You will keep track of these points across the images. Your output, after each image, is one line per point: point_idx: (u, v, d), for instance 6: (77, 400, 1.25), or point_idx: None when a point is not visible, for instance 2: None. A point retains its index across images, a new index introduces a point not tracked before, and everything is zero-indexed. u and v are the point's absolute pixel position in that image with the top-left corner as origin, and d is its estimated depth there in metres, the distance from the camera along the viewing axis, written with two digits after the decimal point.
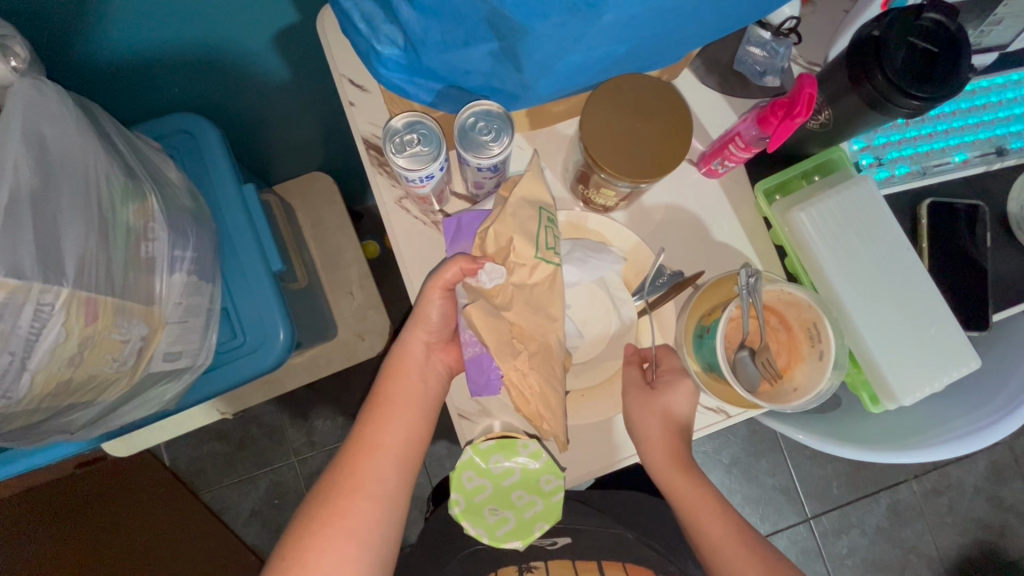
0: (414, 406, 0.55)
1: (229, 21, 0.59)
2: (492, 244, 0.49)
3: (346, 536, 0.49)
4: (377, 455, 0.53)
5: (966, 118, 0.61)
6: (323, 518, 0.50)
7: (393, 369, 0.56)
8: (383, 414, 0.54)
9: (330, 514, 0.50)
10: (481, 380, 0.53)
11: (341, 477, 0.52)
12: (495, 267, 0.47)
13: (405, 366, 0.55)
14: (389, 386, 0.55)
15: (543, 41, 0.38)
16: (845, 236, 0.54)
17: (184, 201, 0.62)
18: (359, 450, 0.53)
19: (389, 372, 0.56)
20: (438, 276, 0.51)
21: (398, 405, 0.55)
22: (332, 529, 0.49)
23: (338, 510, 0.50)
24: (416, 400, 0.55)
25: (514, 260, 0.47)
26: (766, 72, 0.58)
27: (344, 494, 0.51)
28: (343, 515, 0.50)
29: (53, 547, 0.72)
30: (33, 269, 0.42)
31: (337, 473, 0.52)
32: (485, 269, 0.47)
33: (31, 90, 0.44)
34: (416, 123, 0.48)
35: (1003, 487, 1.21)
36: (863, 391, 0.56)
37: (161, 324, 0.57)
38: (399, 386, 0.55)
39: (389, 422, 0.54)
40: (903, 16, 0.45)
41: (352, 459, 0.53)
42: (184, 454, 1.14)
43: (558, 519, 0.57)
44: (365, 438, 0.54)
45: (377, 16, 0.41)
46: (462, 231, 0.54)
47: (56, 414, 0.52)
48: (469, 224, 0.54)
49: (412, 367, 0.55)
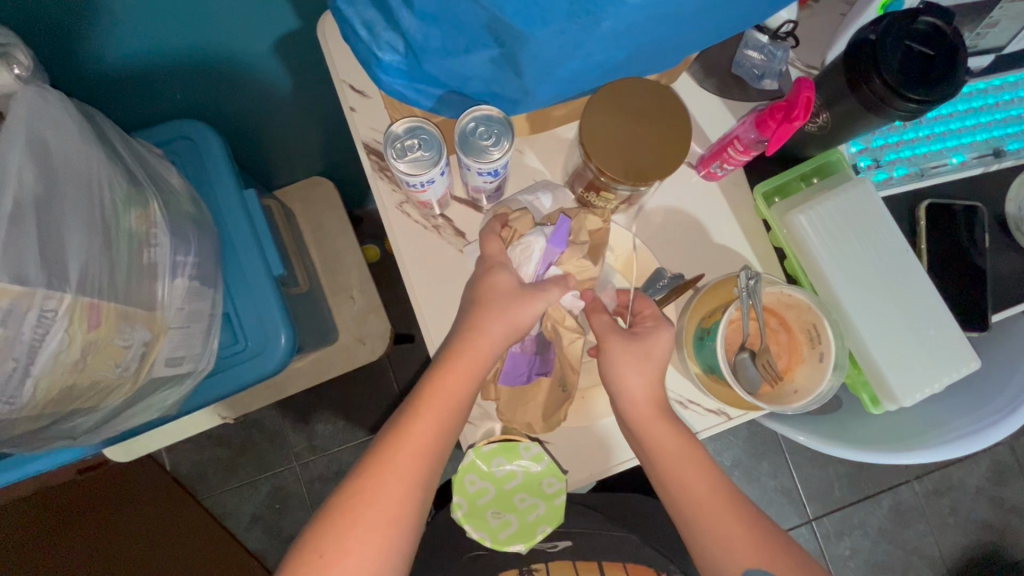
0: (462, 411, 0.51)
1: (230, 27, 0.60)
2: (585, 276, 0.55)
3: (385, 537, 0.48)
4: (423, 458, 0.50)
5: (963, 120, 0.61)
6: (363, 517, 0.47)
7: (451, 363, 0.50)
8: (424, 415, 0.50)
9: (371, 511, 0.48)
10: (517, 373, 0.55)
11: (380, 473, 0.49)
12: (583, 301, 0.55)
13: (468, 360, 0.50)
14: (444, 380, 0.50)
15: (542, 47, 0.38)
16: (843, 239, 0.55)
17: (186, 207, 0.62)
18: (399, 445, 0.49)
19: (445, 362, 0.50)
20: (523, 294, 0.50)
21: (451, 405, 0.50)
22: (376, 530, 0.47)
23: (381, 511, 0.48)
24: (463, 400, 0.50)
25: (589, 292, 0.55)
26: (764, 76, 0.59)
27: (375, 497, 0.48)
28: (376, 518, 0.47)
29: (55, 553, 0.72)
30: (37, 274, 0.43)
31: (378, 469, 0.49)
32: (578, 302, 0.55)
33: (34, 98, 0.44)
34: (417, 128, 0.48)
35: (1005, 487, 1.21)
36: (863, 392, 0.57)
37: (164, 330, 0.57)
38: (456, 382, 0.50)
39: (434, 420, 0.50)
40: (900, 20, 0.45)
41: (392, 456, 0.49)
42: (185, 459, 1.14)
43: (560, 522, 0.57)
44: (407, 433, 0.50)
45: (378, 23, 0.41)
46: (556, 237, 0.51)
47: (59, 420, 0.52)
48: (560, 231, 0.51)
49: (473, 363, 0.50)
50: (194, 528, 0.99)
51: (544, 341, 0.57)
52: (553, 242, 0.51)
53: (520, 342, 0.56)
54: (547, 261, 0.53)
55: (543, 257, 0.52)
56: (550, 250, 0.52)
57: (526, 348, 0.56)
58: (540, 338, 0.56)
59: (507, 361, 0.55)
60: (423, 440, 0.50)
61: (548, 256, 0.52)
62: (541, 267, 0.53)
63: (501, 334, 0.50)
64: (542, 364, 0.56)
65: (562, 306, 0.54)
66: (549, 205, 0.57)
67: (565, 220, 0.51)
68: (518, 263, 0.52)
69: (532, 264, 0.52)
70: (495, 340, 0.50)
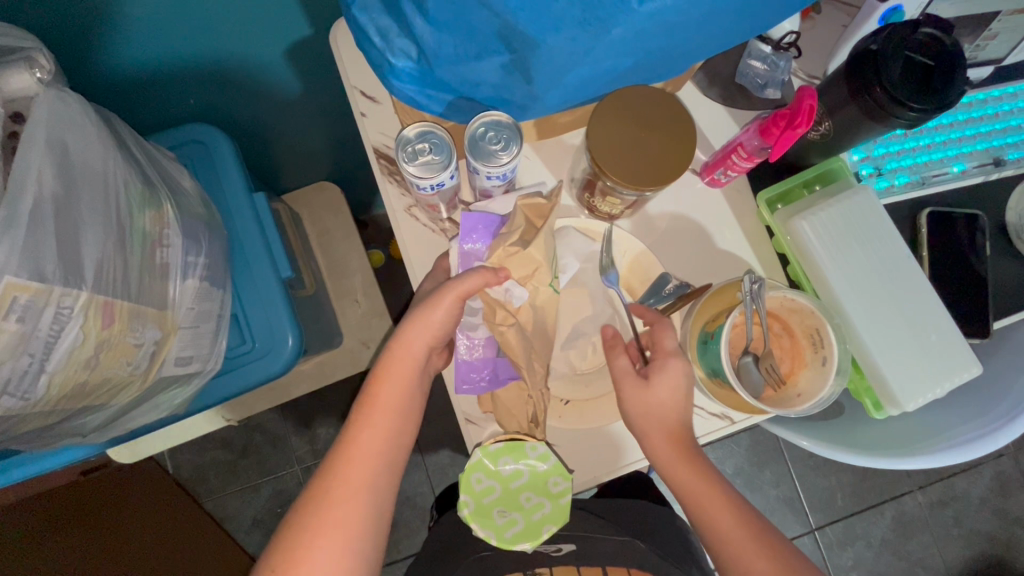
0: (409, 409, 0.52)
1: (244, 33, 0.61)
2: (519, 264, 0.51)
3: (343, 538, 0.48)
4: (371, 460, 0.50)
5: (964, 130, 0.62)
6: (317, 521, 0.48)
7: (383, 373, 0.52)
8: (369, 419, 0.51)
9: (330, 513, 0.48)
10: (473, 380, 0.56)
11: (333, 478, 0.49)
12: (521, 288, 0.52)
13: (401, 362, 0.51)
14: (378, 391, 0.52)
15: (553, 54, 0.39)
16: (847, 246, 0.55)
17: (197, 209, 0.63)
18: (350, 454, 0.50)
19: (381, 368, 0.52)
20: (459, 284, 0.49)
21: (385, 410, 0.51)
22: (328, 533, 0.47)
23: (334, 511, 0.48)
24: (404, 404, 0.52)
25: (534, 281, 0.52)
26: (767, 85, 0.60)
27: (333, 499, 0.48)
28: (333, 520, 0.48)
29: (57, 552, 0.72)
30: (55, 272, 0.43)
31: (332, 476, 0.49)
32: (511, 290, 0.52)
33: (54, 100, 0.45)
34: (428, 132, 0.49)
35: (1008, 499, 1.21)
36: (866, 397, 0.57)
37: (174, 329, 0.58)
38: (404, 379, 0.51)
39: (376, 423, 0.51)
40: (899, 31, 0.46)
41: (338, 461, 0.50)
42: (186, 462, 1.15)
43: (566, 520, 0.57)
44: (351, 441, 0.51)
45: (391, 30, 0.42)
46: (471, 230, 0.54)
47: (70, 417, 0.52)
48: (473, 223, 0.54)
49: (405, 369, 0.52)
50: (195, 532, 1.00)
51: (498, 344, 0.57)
52: (469, 239, 0.54)
53: (466, 349, 0.56)
54: (474, 256, 0.54)
55: (464, 254, 0.54)
56: (471, 246, 0.54)
57: (478, 353, 0.57)
58: (492, 341, 0.57)
59: (459, 368, 0.56)
60: (370, 441, 0.51)
61: (472, 252, 0.54)
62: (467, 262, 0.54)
63: (428, 333, 0.51)
64: (505, 368, 0.56)
65: (495, 297, 0.52)
66: (500, 209, 0.56)
67: (468, 215, 0.53)
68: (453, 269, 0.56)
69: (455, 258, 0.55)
70: (421, 335, 0.51)
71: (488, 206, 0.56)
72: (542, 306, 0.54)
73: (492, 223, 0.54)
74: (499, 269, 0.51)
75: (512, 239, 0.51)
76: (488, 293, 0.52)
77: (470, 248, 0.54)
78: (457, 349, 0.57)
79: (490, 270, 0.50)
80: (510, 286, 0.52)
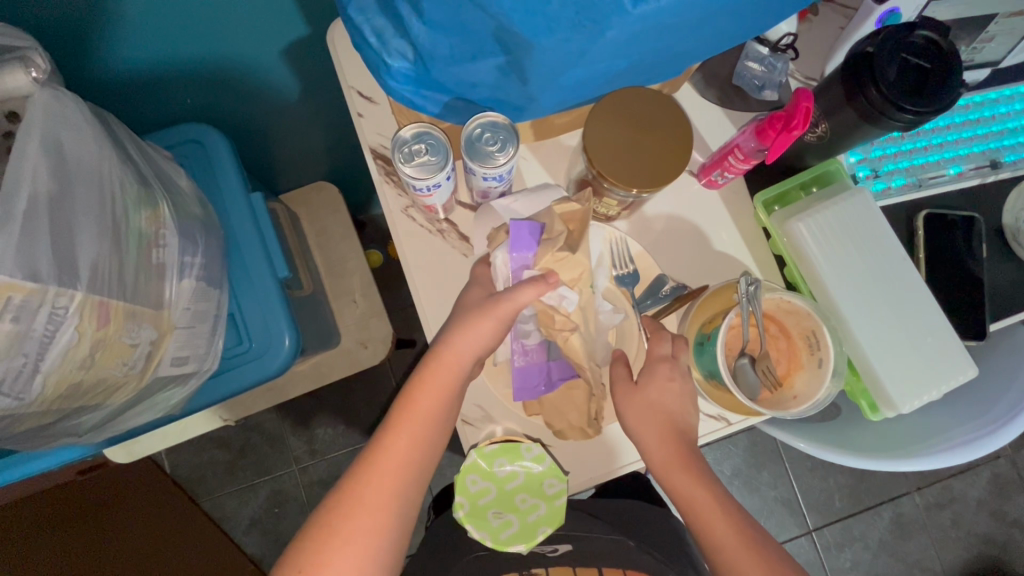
0: (444, 420, 0.52)
1: (242, 33, 0.61)
2: (568, 268, 0.51)
3: (372, 544, 0.48)
4: (399, 470, 0.50)
5: (960, 132, 0.62)
6: (342, 528, 0.47)
7: (423, 380, 0.51)
8: (404, 427, 0.51)
9: (356, 521, 0.48)
10: (531, 386, 0.55)
11: (359, 485, 0.49)
12: (573, 293, 0.52)
13: (441, 373, 0.51)
14: (418, 398, 0.51)
15: (548, 55, 0.39)
16: (842, 247, 0.55)
17: (193, 209, 0.63)
18: (377, 461, 0.50)
19: (420, 376, 0.51)
20: (513, 299, 0.50)
21: (422, 419, 0.51)
22: (353, 542, 0.47)
23: (361, 521, 0.48)
24: (442, 413, 0.51)
25: (582, 284, 0.52)
26: (764, 86, 0.60)
27: (359, 506, 0.48)
28: (360, 530, 0.47)
29: (54, 552, 0.72)
30: (49, 272, 0.43)
31: (355, 482, 0.49)
32: (563, 295, 0.52)
33: (50, 100, 0.45)
34: (425, 133, 0.49)
35: (1006, 500, 1.21)
36: (861, 399, 0.57)
37: (169, 329, 0.58)
38: (433, 390, 0.51)
39: (408, 433, 0.50)
40: (896, 34, 0.46)
41: (368, 468, 0.49)
42: (184, 462, 1.15)
43: (561, 522, 0.58)
44: (382, 448, 0.50)
45: (387, 30, 0.42)
46: (519, 239, 0.50)
47: (65, 417, 0.52)
48: (520, 230, 0.50)
49: (445, 379, 0.51)
50: (192, 532, 0.99)
51: (550, 347, 0.56)
52: (518, 248, 0.50)
53: (522, 356, 0.56)
54: (521, 265, 0.51)
55: (513, 263, 0.51)
56: (519, 255, 0.51)
57: (533, 358, 0.56)
58: (545, 345, 0.56)
59: (516, 376, 0.55)
60: (401, 450, 0.50)
61: (520, 261, 0.51)
62: (515, 271, 0.51)
63: (476, 346, 0.51)
64: (561, 369, 0.56)
65: (549, 305, 0.52)
66: (524, 211, 0.56)
67: (519, 223, 0.50)
68: (498, 278, 0.53)
69: (502, 270, 0.52)
70: (469, 347, 0.51)
71: (511, 205, 0.56)
72: (588, 307, 0.53)
73: (538, 229, 0.51)
74: (549, 275, 0.50)
75: (558, 245, 0.51)
76: (541, 301, 0.52)
77: (520, 257, 0.51)
78: (512, 358, 0.56)
79: (541, 279, 0.50)
80: (562, 291, 0.52)
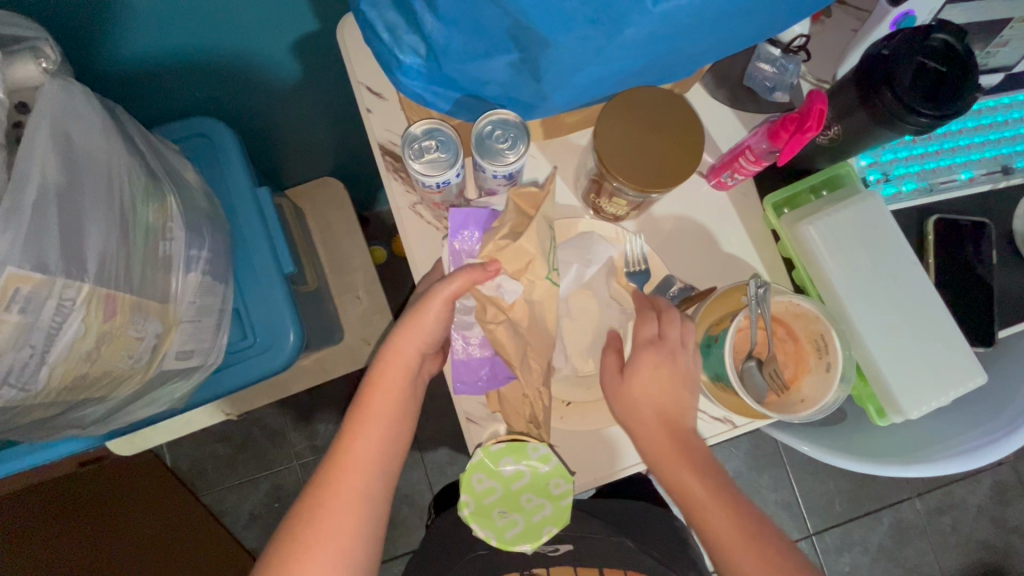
0: (403, 416, 0.53)
1: (251, 26, 0.61)
2: (510, 257, 0.49)
3: (338, 547, 0.47)
4: (363, 470, 0.50)
5: (972, 137, 0.62)
6: (310, 533, 0.47)
7: (377, 379, 0.52)
8: (363, 427, 0.51)
9: (323, 524, 0.48)
10: (471, 380, 0.56)
11: (326, 487, 0.49)
12: (514, 283, 0.50)
13: (392, 370, 0.52)
14: (373, 397, 0.52)
15: (564, 52, 0.39)
16: (852, 251, 0.55)
17: (200, 202, 0.63)
18: (342, 464, 0.50)
19: (374, 377, 0.52)
20: (445, 284, 0.49)
21: (379, 417, 0.52)
22: (322, 545, 0.47)
23: (327, 522, 0.48)
24: (400, 412, 0.52)
25: (530, 275, 0.50)
26: (775, 88, 0.59)
27: (326, 509, 0.48)
28: (329, 532, 0.47)
29: (54, 543, 0.72)
30: (57, 263, 0.43)
31: (322, 486, 0.49)
32: (504, 285, 0.50)
33: (59, 91, 0.45)
34: (435, 130, 0.49)
35: (1007, 508, 1.21)
36: (869, 404, 0.56)
37: (175, 323, 0.57)
38: (390, 387, 0.52)
39: (368, 432, 0.51)
40: (912, 37, 0.46)
41: (331, 471, 0.50)
42: (185, 455, 1.15)
43: (566, 523, 0.57)
44: (344, 451, 0.51)
45: (399, 26, 0.42)
46: (459, 227, 0.52)
47: (69, 409, 0.52)
48: (458, 218, 0.52)
49: (396, 376, 0.52)
50: (193, 526, 0.99)
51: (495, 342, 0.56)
52: (456, 235, 0.52)
53: (462, 349, 0.56)
54: (462, 253, 0.53)
55: (454, 251, 0.53)
56: (460, 243, 0.53)
57: (475, 353, 0.56)
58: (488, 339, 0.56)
59: (455, 368, 0.56)
60: (363, 450, 0.51)
61: (460, 249, 0.53)
62: (457, 258, 0.53)
63: (419, 339, 0.52)
64: (502, 367, 0.56)
65: (488, 294, 0.51)
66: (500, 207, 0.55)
67: (454, 210, 0.52)
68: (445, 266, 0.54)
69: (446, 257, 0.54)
70: (413, 341, 0.52)
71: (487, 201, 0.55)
72: (540, 300, 0.51)
73: (482, 216, 0.53)
74: (489, 263, 0.49)
75: (500, 233, 0.49)
76: (479, 291, 0.50)
77: (458, 245, 0.53)
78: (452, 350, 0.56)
79: (479, 266, 0.49)
80: (501, 281, 0.50)
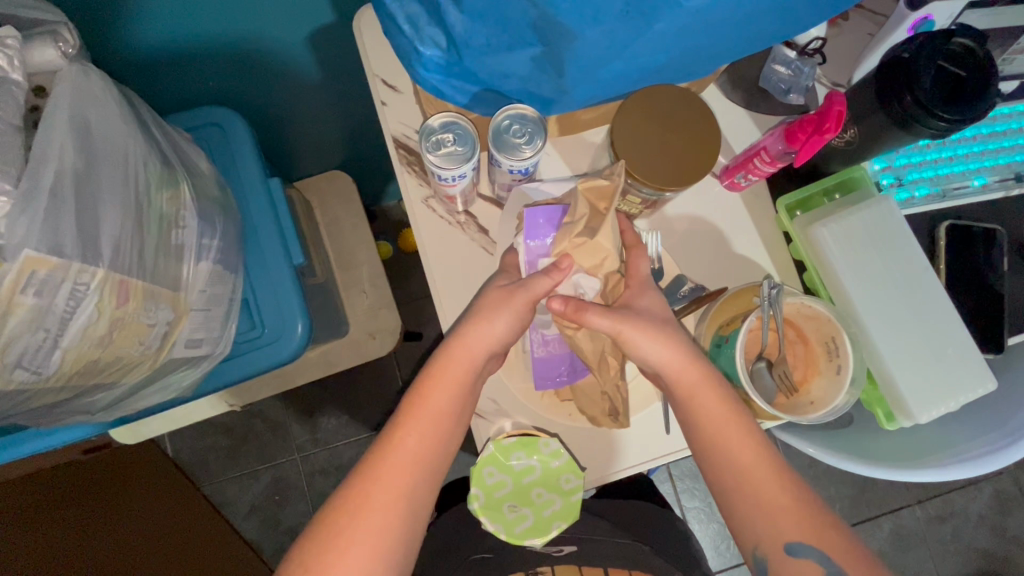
0: (458, 415, 0.51)
1: (268, 16, 0.61)
2: (586, 255, 0.51)
3: (376, 546, 0.46)
4: (410, 467, 0.48)
5: (986, 143, 0.62)
6: (351, 527, 0.46)
7: (436, 374, 0.50)
8: (415, 423, 0.49)
9: (365, 520, 0.46)
10: (552, 375, 0.55)
11: (368, 480, 0.47)
12: (591, 279, 0.53)
13: (454, 367, 0.50)
14: (429, 392, 0.50)
15: (588, 46, 0.39)
16: (865, 254, 0.55)
17: (212, 191, 0.63)
18: (387, 458, 0.48)
19: (430, 370, 0.50)
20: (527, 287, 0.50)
21: (433, 414, 0.50)
22: (362, 541, 0.46)
23: (369, 519, 0.46)
24: (453, 410, 0.50)
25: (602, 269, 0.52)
26: (790, 90, 0.60)
27: (369, 504, 0.47)
28: (369, 528, 0.46)
29: (57, 530, 0.73)
30: (73, 247, 0.43)
31: (363, 478, 0.48)
32: (581, 282, 0.53)
33: (77, 76, 0.45)
34: (452, 123, 0.49)
35: (1006, 517, 1.21)
36: (877, 408, 0.57)
37: (186, 311, 0.58)
38: (445, 384, 0.50)
39: (418, 429, 0.49)
40: (932, 41, 0.46)
41: (378, 465, 0.48)
42: (186, 446, 1.15)
43: (575, 517, 0.59)
44: (392, 444, 0.49)
45: (421, 18, 0.42)
46: (534, 226, 0.53)
47: (80, 394, 0.52)
48: (534, 217, 0.53)
49: (457, 372, 0.50)
50: (195, 518, 1.00)
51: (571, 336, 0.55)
52: (532, 235, 0.53)
53: (542, 347, 0.55)
54: (538, 254, 0.53)
55: (529, 251, 0.53)
56: (536, 243, 0.53)
57: (554, 349, 0.55)
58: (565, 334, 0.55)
59: (537, 367, 0.55)
60: (411, 445, 0.49)
61: (536, 249, 0.53)
62: (533, 259, 0.53)
63: (490, 338, 0.50)
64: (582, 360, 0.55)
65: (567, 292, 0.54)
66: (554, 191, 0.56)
67: (529, 211, 0.52)
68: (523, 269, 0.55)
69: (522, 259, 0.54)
70: (482, 340, 0.50)
71: (539, 186, 0.56)
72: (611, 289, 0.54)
73: (556, 213, 0.52)
74: (563, 261, 0.51)
75: (577, 230, 0.51)
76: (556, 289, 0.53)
77: (535, 244, 0.53)
78: (531, 349, 0.55)
79: (554, 267, 0.50)
80: (579, 279, 0.53)
